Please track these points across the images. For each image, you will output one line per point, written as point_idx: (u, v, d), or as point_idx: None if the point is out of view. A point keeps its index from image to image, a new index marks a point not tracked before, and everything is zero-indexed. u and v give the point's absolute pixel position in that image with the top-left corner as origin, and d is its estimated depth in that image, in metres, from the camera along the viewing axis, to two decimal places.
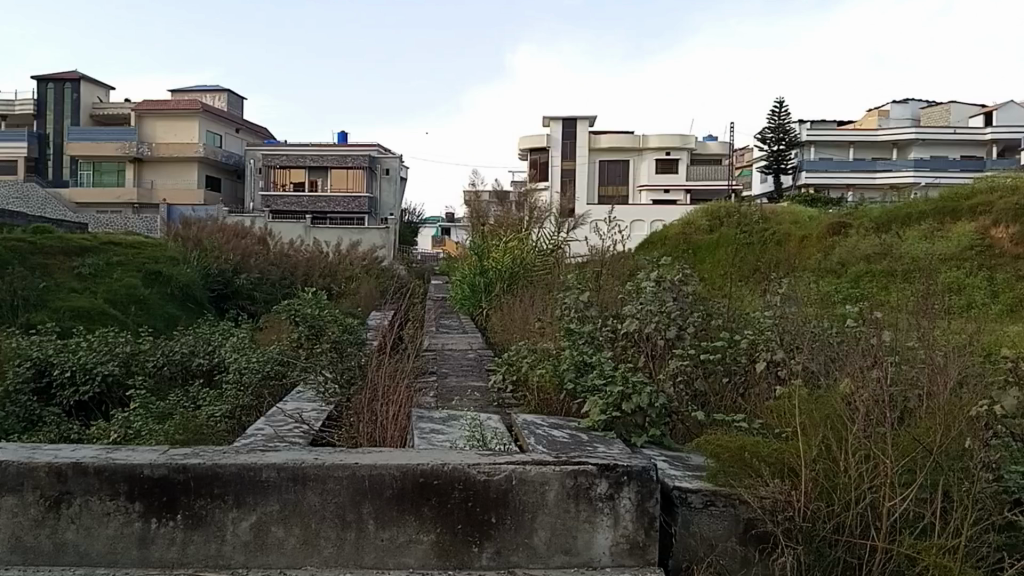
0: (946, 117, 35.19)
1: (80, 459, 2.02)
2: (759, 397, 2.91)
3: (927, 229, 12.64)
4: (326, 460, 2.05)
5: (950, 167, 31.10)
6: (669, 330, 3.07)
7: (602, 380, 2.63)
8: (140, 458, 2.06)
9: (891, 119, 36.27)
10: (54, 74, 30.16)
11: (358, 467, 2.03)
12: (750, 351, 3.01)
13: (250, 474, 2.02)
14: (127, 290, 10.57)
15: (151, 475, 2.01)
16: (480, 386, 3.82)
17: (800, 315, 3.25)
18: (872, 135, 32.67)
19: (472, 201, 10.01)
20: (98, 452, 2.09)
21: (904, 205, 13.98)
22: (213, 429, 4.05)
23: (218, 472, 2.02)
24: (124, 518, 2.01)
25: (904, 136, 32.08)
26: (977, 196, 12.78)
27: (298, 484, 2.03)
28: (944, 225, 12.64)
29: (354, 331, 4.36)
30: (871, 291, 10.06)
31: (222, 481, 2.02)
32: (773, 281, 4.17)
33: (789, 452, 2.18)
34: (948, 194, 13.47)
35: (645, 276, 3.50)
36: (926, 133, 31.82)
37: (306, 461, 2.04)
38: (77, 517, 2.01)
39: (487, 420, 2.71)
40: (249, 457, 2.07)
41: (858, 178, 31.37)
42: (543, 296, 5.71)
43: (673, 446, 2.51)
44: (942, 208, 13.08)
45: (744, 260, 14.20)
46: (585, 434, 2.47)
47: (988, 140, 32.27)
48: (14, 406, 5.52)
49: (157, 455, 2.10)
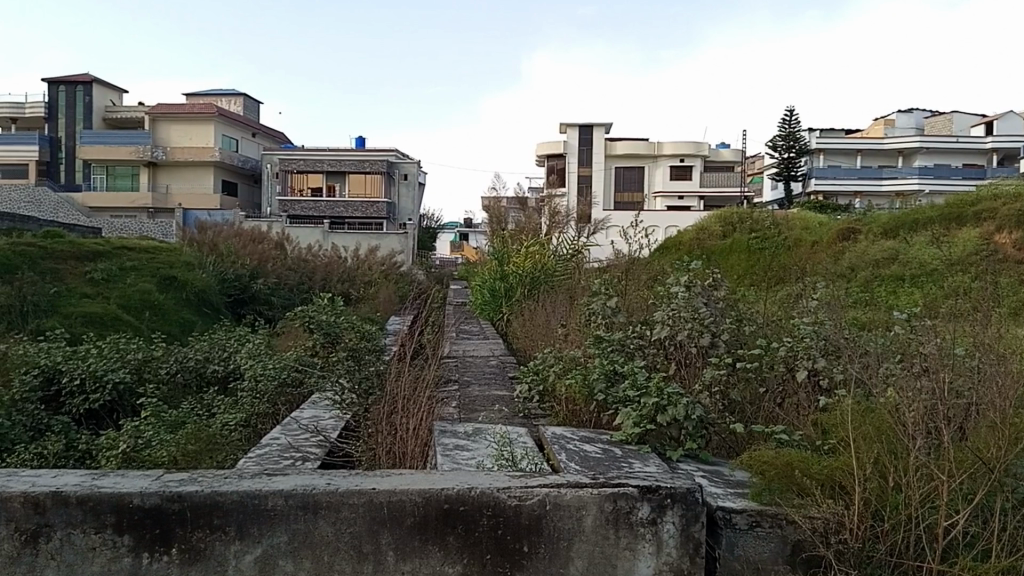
0: (950, 127, 34.77)
1: (60, 489, 1.89)
2: (799, 408, 2.70)
3: (934, 234, 12.24)
4: (339, 486, 1.91)
5: (953, 175, 30.48)
6: (703, 337, 2.90)
7: (635, 391, 2.46)
8: (131, 486, 1.92)
9: (898, 127, 35.70)
10: (67, 77, 30.39)
11: (375, 493, 1.89)
12: (787, 359, 2.79)
13: (254, 503, 1.89)
14: (142, 295, 10.56)
15: (142, 504, 1.88)
16: (504, 395, 3.69)
17: (837, 322, 3.02)
18: (879, 143, 31.95)
19: (492, 206, 9.85)
20: (83, 478, 1.96)
21: (910, 211, 13.70)
22: (228, 439, 4.00)
23: (218, 501, 1.88)
24: (111, 552, 1.88)
25: (909, 144, 31.37)
26: (983, 203, 12.57)
27: (309, 512, 1.89)
28: (952, 229, 12.29)
29: (372, 337, 4.19)
30: (879, 295, 9.77)
31: (223, 510, 1.89)
32: (810, 289, 3.93)
33: (840, 467, 1.98)
34: (954, 202, 13.23)
35: (674, 280, 3.30)
36: (931, 141, 31.00)
37: (318, 488, 1.90)
38: (57, 552, 1.87)
39: (515, 435, 2.56)
40: (252, 483, 1.94)
41: (865, 186, 31.06)
42: (566, 302, 5.57)
43: (711, 460, 2.34)
44: (948, 214, 12.79)
45: (756, 266, 13.98)
46: (619, 448, 2.33)
47: (989, 149, 31.20)
48: (21, 415, 5.43)
49: (150, 482, 1.96)
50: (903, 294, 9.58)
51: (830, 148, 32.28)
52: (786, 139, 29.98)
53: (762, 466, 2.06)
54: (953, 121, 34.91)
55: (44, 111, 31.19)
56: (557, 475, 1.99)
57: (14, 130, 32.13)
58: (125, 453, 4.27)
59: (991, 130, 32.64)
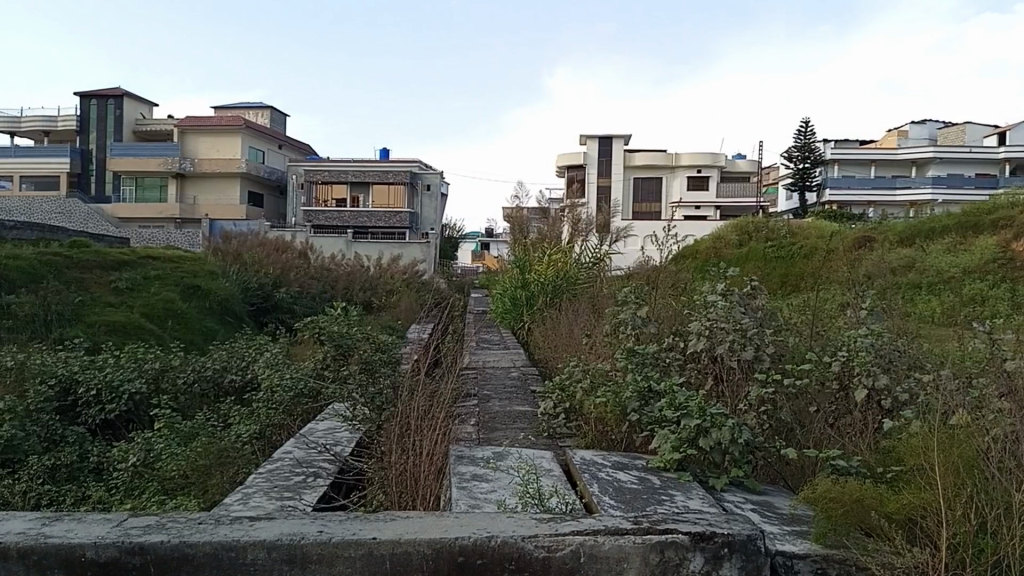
0: (963, 138, 34.02)
1: (7, 541, 1.71)
2: (856, 432, 2.44)
3: (950, 243, 11.76)
4: (332, 536, 1.70)
5: (965, 185, 29.64)
6: (745, 350, 2.61)
7: (674, 411, 2.22)
8: (86, 536, 1.72)
9: (911, 139, 34.97)
10: (97, 90, 30.81)
11: (376, 544, 1.68)
12: (842, 375, 2.52)
13: (232, 555, 1.69)
14: (165, 304, 10.49)
15: (98, 557, 1.69)
16: (527, 411, 3.47)
17: (894, 335, 2.71)
18: (892, 152, 31.19)
19: (514, 213, 9.44)
20: (35, 526, 1.78)
21: (925, 220, 13.20)
22: (239, 453, 3.92)
23: (188, 553, 1.68)
24: None
25: (922, 154, 30.57)
26: (1001, 210, 12.06)
27: (296, 566, 1.68)
28: (967, 237, 11.85)
29: (388, 348, 3.93)
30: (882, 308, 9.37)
31: (194, 564, 1.69)
32: (861, 295, 3.58)
33: (921, 510, 1.72)
34: (970, 209, 12.76)
35: (710, 289, 3.03)
36: (944, 151, 30.23)
37: (307, 538, 1.69)
38: None
39: (539, 462, 2.34)
40: (229, 532, 1.73)
41: (879, 195, 30.23)
42: (591, 310, 5.37)
43: (759, 489, 2.09)
44: (964, 222, 12.34)
45: (767, 276, 13.59)
46: (657, 477, 2.10)
47: (1002, 159, 30.43)
48: (36, 425, 5.25)
49: (108, 529, 1.77)
50: (918, 298, 8.97)
51: (844, 158, 31.58)
52: (801, 150, 29.43)
53: (827, 502, 1.80)
54: (966, 132, 34.12)
55: (76, 124, 31.69)
56: (593, 518, 1.75)
57: (45, 142, 32.63)
58: (136, 469, 4.22)
59: (1004, 140, 31.85)
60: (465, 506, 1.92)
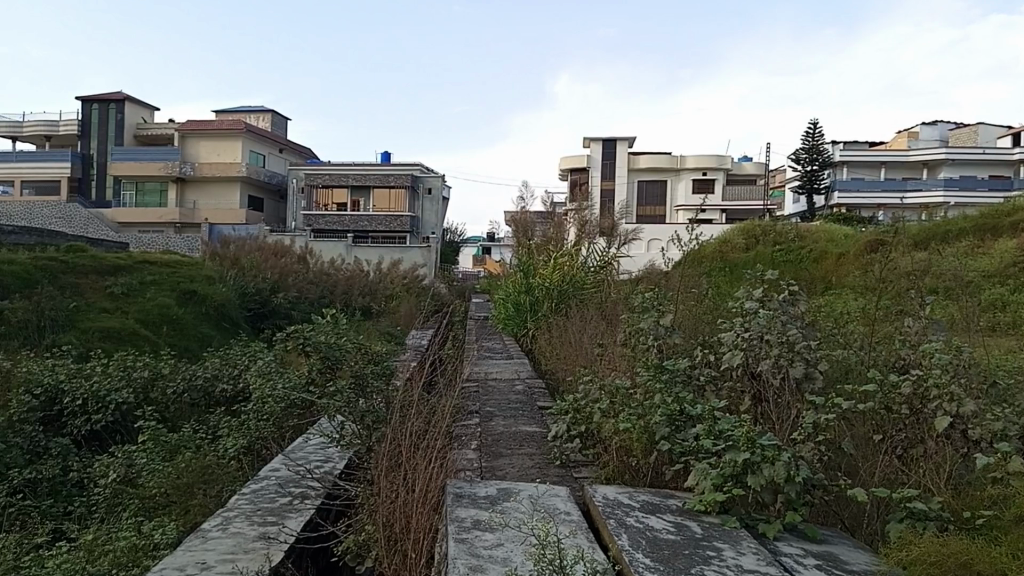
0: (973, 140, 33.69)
1: None
2: (926, 465, 2.15)
3: (968, 245, 11.40)
4: None
5: (978, 187, 29.28)
6: (795, 367, 2.26)
7: (714, 441, 1.92)
8: None
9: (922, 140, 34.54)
10: (100, 95, 30.72)
11: None
12: (912, 400, 2.19)
13: None
14: (160, 309, 10.21)
15: None
16: (534, 433, 3.17)
17: (966, 353, 2.35)
18: (902, 154, 30.82)
19: (517, 216, 9.11)
20: None
21: (940, 223, 12.88)
22: (225, 469, 3.63)
23: None
24: None
25: (935, 155, 30.16)
26: (1020, 212, 11.77)
27: None
28: (985, 240, 11.50)
29: (383, 358, 3.47)
30: None
31: None
32: (910, 304, 3.21)
33: None
34: (988, 212, 12.46)
35: (746, 295, 2.68)
36: (957, 152, 29.90)
37: None
38: None
39: (556, 504, 2.03)
40: None
41: (889, 199, 29.75)
42: (598, 318, 5.08)
43: (819, 536, 1.78)
44: (982, 225, 12.06)
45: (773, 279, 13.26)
46: (696, 524, 1.78)
47: (1016, 160, 30.02)
48: (18, 437, 4.97)
49: None
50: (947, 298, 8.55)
51: (853, 161, 31.25)
52: (810, 152, 28.89)
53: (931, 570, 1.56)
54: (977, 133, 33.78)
55: (77, 128, 31.48)
56: None
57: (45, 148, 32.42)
58: (116, 485, 3.93)
59: (1016, 141, 31.52)
60: (465, 568, 1.60)
